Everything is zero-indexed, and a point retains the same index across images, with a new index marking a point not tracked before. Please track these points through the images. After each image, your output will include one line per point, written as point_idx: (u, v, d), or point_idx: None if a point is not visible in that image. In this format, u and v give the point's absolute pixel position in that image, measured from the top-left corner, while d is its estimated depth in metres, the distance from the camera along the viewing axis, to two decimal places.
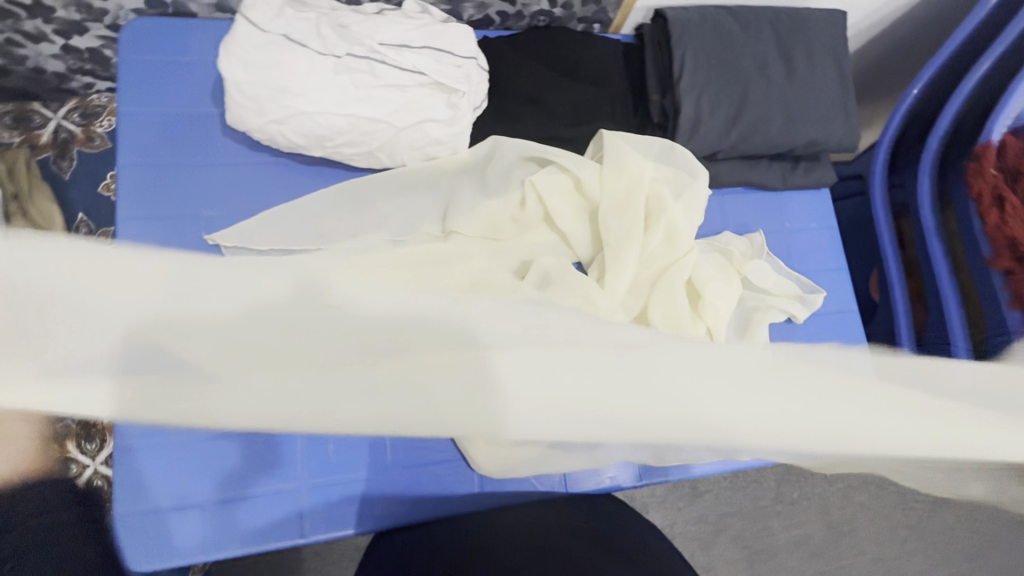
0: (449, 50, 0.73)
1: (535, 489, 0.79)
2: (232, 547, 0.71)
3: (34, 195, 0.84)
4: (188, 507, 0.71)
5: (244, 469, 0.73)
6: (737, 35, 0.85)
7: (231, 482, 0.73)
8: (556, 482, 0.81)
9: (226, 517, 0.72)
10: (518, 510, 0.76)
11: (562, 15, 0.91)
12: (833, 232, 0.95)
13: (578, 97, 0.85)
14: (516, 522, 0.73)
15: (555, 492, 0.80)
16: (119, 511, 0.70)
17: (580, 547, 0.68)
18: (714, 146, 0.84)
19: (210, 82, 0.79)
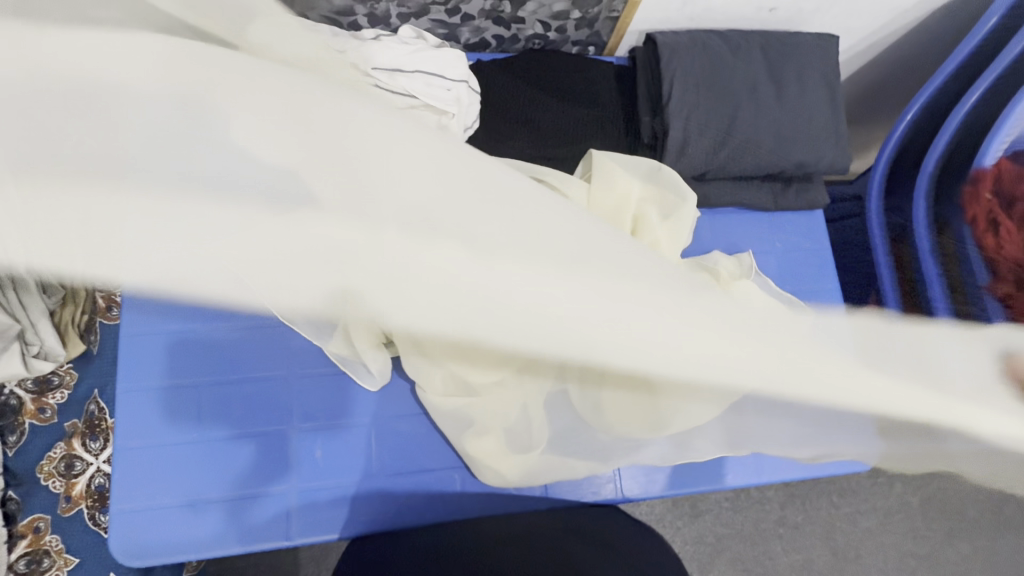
0: (441, 74, 0.76)
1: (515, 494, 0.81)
2: (234, 543, 0.74)
3: None
4: (195, 504, 0.74)
5: (251, 470, 0.76)
6: (727, 58, 0.87)
7: (237, 481, 0.76)
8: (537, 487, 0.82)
9: (232, 515, 0.74)
10: (501, 519, 0.78)
11: (556, 38, 0.94)
12: (827, 253, 0.95)
13: (570, 118, 0.87)
14: (496, 530, 0.75)
15: (535, 497, 0.81)
16: (132, 504, 0.73)
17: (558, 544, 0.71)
18: (702, 166, 0.86)
19: None
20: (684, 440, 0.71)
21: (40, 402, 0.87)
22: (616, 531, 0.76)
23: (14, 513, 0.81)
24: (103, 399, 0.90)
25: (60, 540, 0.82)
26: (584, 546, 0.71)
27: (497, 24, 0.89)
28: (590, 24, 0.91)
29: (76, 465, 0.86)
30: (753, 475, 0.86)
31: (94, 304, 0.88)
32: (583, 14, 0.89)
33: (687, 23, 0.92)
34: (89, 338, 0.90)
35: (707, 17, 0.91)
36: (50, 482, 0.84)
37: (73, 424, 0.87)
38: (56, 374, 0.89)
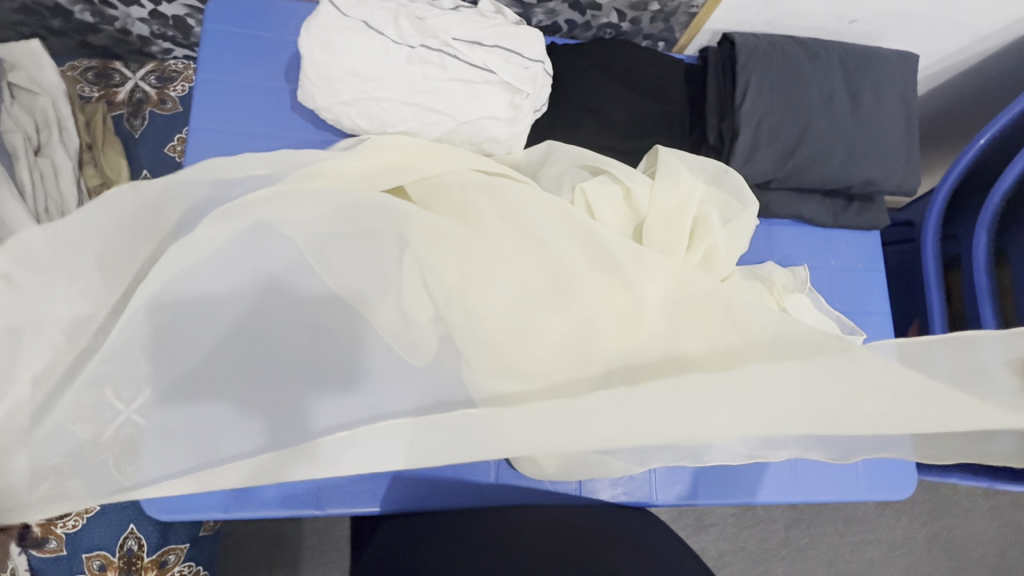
0: (518, 51, 0.74)
1: (550, 490, 0.80)
2: (274, 504, 0.73)
3: (107, 147, 0.88)
4: None
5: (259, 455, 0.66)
6: (804, 66, 0.85)
7: None
8: (571, 485, 0.81)
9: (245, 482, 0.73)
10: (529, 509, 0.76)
11: (628, 29, 0.92)
12: (880, 275, 0.94)
13: (637, 111, 0.86)
14: (518, 520, 0.73)
15: (569, 495, 0.81)
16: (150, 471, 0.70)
17: (575, 539, 0.68)
18: (767, 174, 0.84)
19: (285, 59, 0.82)
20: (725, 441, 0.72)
21: None
22: (640, 530, 0.73)
23: None
24: None
25: None
26: (604, 544, 0.68)
27: (573, 8, 0.87)
28: (666, 18, 0.90)
29: None
30: (789, 492, 0.83)
31: None
32: (662, 7, 0.87)
33: (763, 27, 0.91)
34: None
35: (786, 23, 0.90)
36: None
37: None
38: None
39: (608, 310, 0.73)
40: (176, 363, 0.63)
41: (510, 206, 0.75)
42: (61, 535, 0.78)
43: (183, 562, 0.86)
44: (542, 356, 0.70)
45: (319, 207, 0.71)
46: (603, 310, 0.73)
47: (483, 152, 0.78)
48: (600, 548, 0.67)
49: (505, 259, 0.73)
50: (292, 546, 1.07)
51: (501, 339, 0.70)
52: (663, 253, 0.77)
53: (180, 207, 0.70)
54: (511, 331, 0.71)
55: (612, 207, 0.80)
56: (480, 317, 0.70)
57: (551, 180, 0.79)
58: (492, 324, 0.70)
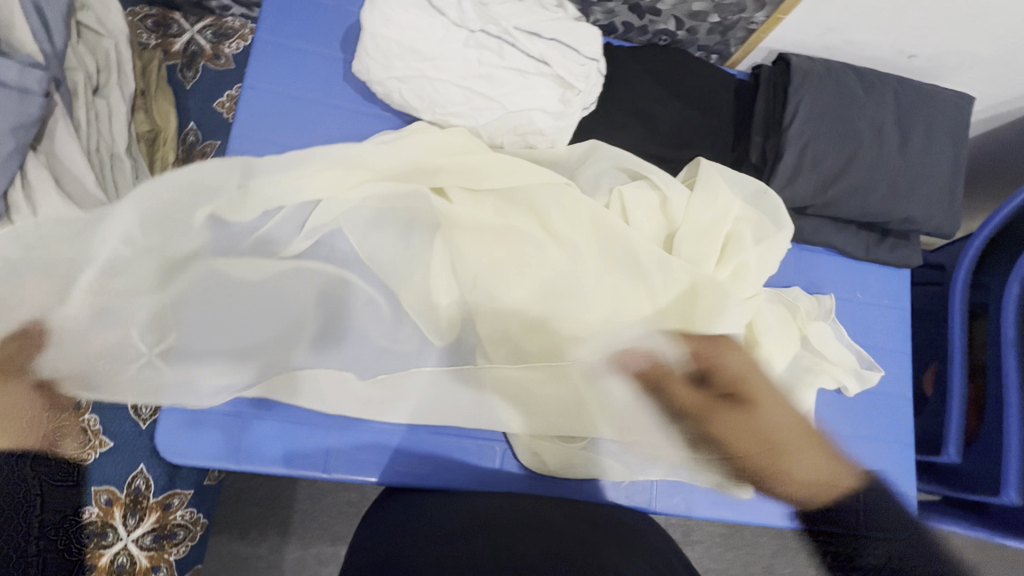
0: (575, 47, 0.74)
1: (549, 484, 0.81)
2: (278, 462, 0.74)
3: (158, 95, 0.89)
4: (215, 418, 0.74)
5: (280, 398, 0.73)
6: (857, 95, 0.84)
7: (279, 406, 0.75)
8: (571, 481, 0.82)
9: (235, 440, 0.73)
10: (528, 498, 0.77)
11: (684, 39, 0.92)
12: (905, 315, 0.93)
13: (683, 121, 0.86)
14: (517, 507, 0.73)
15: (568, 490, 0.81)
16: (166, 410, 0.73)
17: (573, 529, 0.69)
18: (806, 200, 0.83)
19: (343, 29, 0.83)
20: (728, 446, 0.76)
21: None
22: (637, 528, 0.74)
23: None
24: None
25: (98, 422, 0.82)
26: (601, 536, 0.69)
27: (631, 11, 0.87)
28: (724, 32, 0.89)
29: None
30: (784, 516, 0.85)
31: None
32: (722, 20, 0.86)
33: (820, 52, 0.90)
34: None
35: (843, 51, 0.89)
36: None
37: None
38: None
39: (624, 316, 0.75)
40: (199, 321, 0.71)
41: (541, 201, 0.76)
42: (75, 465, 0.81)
43: (187, 508, 0.88)
44: (550, 349, 0.73)
45: (368, 183, 0.73)
46: (615, 315, 0.75)
47: (526, 143, 0.79)
48: (598, 540, 0.68)
49: (533, 254, 0.74)
50: (285, 507, 1.09)
51: (514, 328, 0.73)
52: (695, 264, 0.77)
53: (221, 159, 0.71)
54: (526, 321, 0.73)
55: (645, 213, 0.79)
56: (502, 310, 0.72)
57: (589, 180, 0.80)
58: (506, 311, 0.73)
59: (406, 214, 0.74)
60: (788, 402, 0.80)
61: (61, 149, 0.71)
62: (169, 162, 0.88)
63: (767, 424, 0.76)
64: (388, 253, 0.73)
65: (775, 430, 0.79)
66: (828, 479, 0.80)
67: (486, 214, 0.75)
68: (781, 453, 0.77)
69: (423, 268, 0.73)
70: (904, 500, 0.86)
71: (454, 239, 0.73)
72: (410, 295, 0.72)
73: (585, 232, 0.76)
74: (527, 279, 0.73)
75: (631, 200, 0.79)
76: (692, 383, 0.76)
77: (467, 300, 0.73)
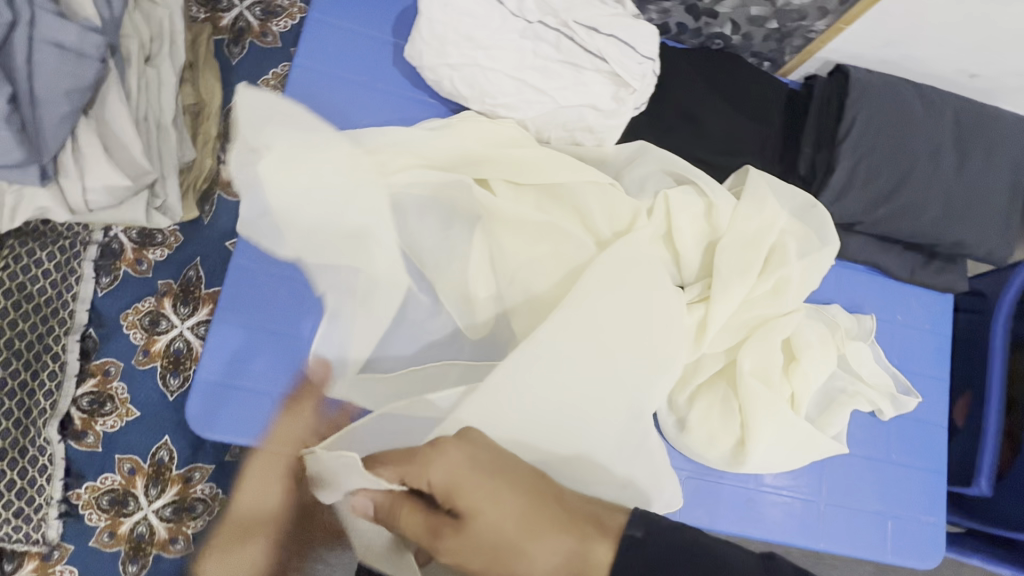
0: (633, 45, 0.73)
1: None
2: None
3: (205, 69, 0.90)
4: (243, 393, 0.70)
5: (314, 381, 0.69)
6: (916, 112, 0.82)
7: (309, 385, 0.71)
8: None
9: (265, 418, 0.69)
10: None
11: (738, 44, 0.90)
12: (945, 340, 0.90)
13: (733, 128, 0.84)
14: None
15: None
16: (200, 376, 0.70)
17: None
18: (855, 216, 0.81)
19: (394, 13, 0.82)
20: (758, 460, 0.75)
21: (140, 255, 0.88)
22: None
23: (89, 350, 0.84)
24: (202, 268, 0.88)
25: (124, 391, 0.84)
26: None
27: (688, 12, 0.85)
28: (780, 39, 0.87)
29: (161, 323, 0.86)
30: (812, 537, 0.79)
31: (218, 174, 0.90)
32: (780, 27, 0.85)
33: (878, 66, 0.88)
34: (204, 207, 0.89)
35: (902, 66, 0.87)
36: (131, 332, 0.86)
37: (168, 284, 0.87)
38: (161, 233, 0.89)
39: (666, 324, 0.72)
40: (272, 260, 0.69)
41: (587, 200, 0.74)
42: (99, 432, 0.82)
43: (206, 483, 0.83)
44: None
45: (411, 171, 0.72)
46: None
47: (573, 140, 0.77)
48: None
49: (575, 252, 0.73)
50: None
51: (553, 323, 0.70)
52: (740, 274, 0.75)
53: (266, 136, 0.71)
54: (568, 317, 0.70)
55: (692, 216, 0.77)
56: (539, 307, 0.70)
57: (634, 182, 0.78)
58: (545, 306, 0.71)
59: (450, 204, 0.73)
60: (508, 486, 0.46)
61: (110, 116, 0.71)
62: (211, 136, 0.89)
63: (484, 535, 0.45)
64: (427, 241, 0.72)
65: (808, 450, 0.77)
66: (576, 564, 0.45)
67: (532, 209, 0.73)
68: (510, 556, 0.45)
69: (466, 258, 0.72)
70: (933, 531, 0.84)
71: (499, 230, 0.72)
72: (448, 284, 0.72)
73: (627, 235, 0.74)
74: (569, 276, 0.72)
75: (680, 203, 0.76)
76: (415, 499, 0.48)
77: (506, 295, 0.71)
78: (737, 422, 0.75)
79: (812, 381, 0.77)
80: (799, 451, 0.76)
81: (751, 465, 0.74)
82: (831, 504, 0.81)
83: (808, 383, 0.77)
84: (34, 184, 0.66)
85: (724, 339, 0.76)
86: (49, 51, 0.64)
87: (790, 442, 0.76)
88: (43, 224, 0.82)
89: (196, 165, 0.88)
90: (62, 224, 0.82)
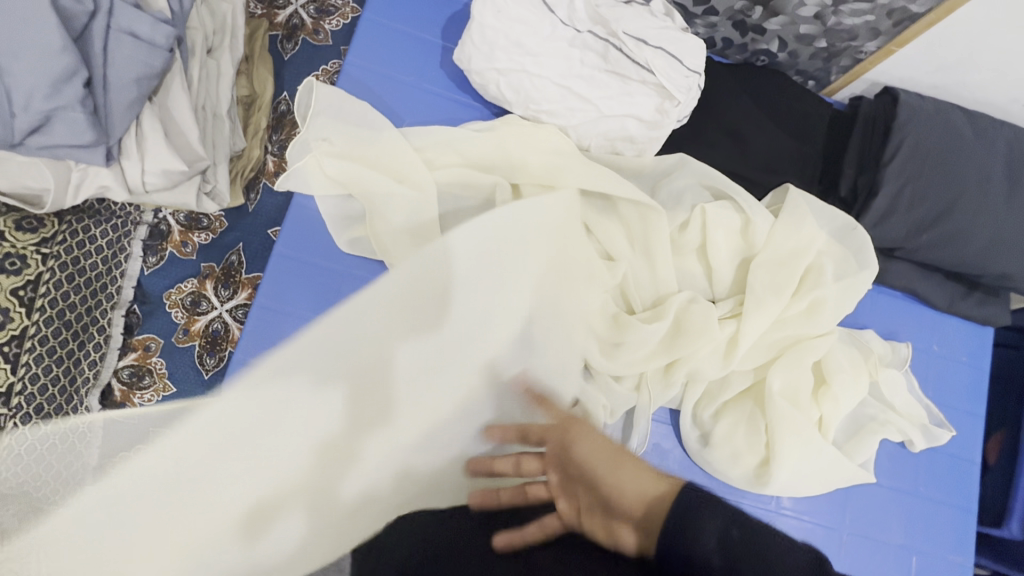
0: (680, 58, 0.73)
1: None
2: None
3: (260, 63, 0.93)
4: None
5: None
6: (966, 138, 0.80)
7: None
8: None
9: None
10: None
11: (784, 61, 0.89)
12: (983, 375, 0.88)
13: (775, 145, 0.84)
14: None
15: None
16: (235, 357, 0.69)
17: None
18: (896, 241, 0.80)
19: (444, 17, 0.84)
20: (782, 482, 0.73)
21: (186, 237, 0.92)
22: None
23: (133, 325, 0.87)
24: (244, 254, 0.92)
25: (163, 366, 0.87)
26: None
27: (736, 27, 0.85)
28: (828, 58, 0.87)
29: (202, 304, 0.90)
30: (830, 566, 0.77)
31: (264, 164, 0.93)
32: (829, 46, 0.84)
33: (928, 91, 0.86)
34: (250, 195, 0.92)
35: (954, 92, 0.85)
36: (173, 311, 0.89)
37: (211, 267, 0.91)
38: (207, 217, 0.93)
39: (693, 339, 0.71)
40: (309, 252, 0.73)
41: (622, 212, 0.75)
42: (137, 404, 0.85)
43: None
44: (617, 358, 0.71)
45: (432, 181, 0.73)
46: (683, 335, 0.72)
47: (613, 149, 0.78)
48: None
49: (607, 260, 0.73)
50: None
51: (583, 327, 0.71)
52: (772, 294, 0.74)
53: (316, 129, 0.74)
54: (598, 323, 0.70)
55: (728, 232, 0.77)
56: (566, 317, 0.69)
57: (668, 198, 0.77)
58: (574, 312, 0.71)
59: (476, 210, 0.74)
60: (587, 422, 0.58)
61: (171, 102, 0.74)
62: (261, 126, 0.92)
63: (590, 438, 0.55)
64: None
65: (834, 475, 0.75)
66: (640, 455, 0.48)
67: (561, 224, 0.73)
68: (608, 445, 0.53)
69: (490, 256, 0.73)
70: (960, 570, 0.81)
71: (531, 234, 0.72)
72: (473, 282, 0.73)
73: (662, 246, 0.74)
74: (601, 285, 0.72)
75: (717, 219, 0.76)
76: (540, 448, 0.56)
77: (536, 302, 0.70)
78: (763, 442, 0.74)
79: (842, 405, 0.75)
80: (826, 475, 0.75)
81: (774, 487, 0.73)
82: (854, 533, 0.79)
83: (837, 406, 0.75)
84: (99, 165, 0.69)
85: (754, 356, 0.75)
86: (124, 39, 0.67)
87: (818, 467, 0.74)
88: (100, 202, 0.87)
89: (245, 154, 0.91)
90: (116, 203, 0.87)
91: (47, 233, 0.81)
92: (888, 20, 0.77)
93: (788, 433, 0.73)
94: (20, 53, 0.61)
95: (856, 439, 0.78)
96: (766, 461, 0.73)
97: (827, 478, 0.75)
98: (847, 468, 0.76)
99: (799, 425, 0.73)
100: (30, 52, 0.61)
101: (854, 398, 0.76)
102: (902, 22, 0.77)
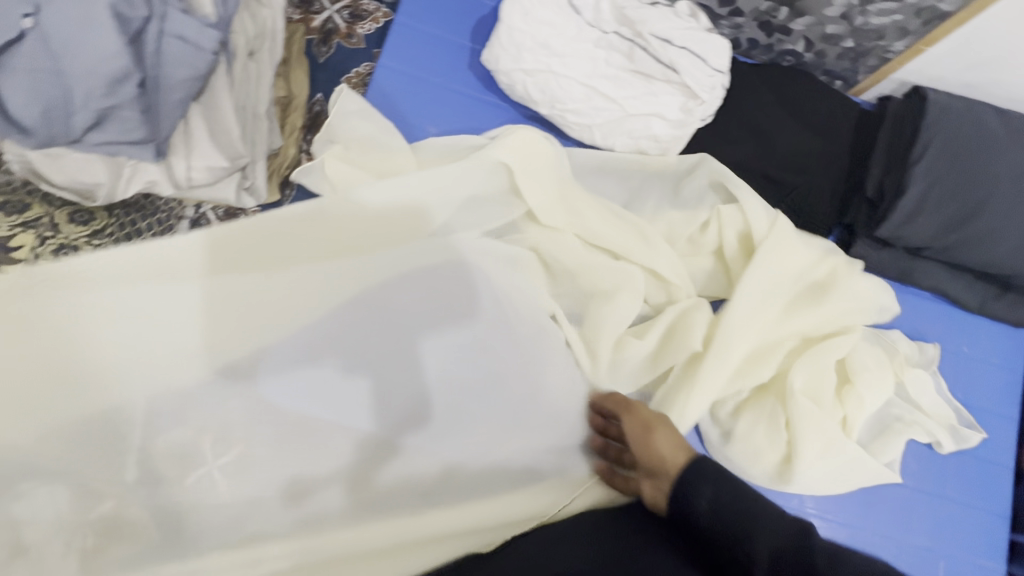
0: (704, 58, 0.74)
1: None
2: None
3: (297, 66, 0.97)
4: None
5: None
6: (999, 137, 0.79)
7: None
8: None
9: None
10: None
11: (810, 61, 0.89)
12: (1015, 378, 0.86)
13: (800, 144, 0.84)
14: None
15: None
16: None
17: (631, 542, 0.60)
18: (924, 240, 0.79)
19: (473, 21, 0.87)
20: (805, 481, 0.73)
21: None
22: None
23: None
24: None
25: None
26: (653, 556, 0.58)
27: (761, 28, 0.86)
28: (855, 58, 0.86)
29: None
30: None
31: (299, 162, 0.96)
32: (856, 45, 0.84)
33: (959, 90, 0.86)
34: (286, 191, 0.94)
35: (986, 91, 0.84)
36: None
37: None
38: (245, 213, 0.97)
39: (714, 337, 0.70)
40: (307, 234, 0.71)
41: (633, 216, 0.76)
42: None
43: None
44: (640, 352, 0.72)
45: (410, 174, 0.70)
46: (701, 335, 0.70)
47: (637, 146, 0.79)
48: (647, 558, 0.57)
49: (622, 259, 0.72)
50: None
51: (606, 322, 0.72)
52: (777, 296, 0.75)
53: (350, 127, 0.77)
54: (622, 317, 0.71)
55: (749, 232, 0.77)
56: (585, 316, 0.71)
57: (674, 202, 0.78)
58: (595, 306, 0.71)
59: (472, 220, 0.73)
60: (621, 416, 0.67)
61: (216, 102, 0.78)
62: (297, 126, 0.96)
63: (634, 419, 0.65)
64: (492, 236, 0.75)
65: (858, 475, 0.75)
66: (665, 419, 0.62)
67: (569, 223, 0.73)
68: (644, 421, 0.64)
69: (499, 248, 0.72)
70: None
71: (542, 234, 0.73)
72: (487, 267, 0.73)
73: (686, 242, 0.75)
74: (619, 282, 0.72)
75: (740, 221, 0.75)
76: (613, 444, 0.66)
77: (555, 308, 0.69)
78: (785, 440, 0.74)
79: (867, 404, 0.75)
80: (850, 474, 0.75)
81: (797, 485, 0.73)
82: (878, 535, 0.78)
83: (863, 405, 0.75)
84: (148, 160, 0.74)
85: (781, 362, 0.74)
86: (174, 43, 0.72)
87: (842, 466, 0.74)
88: (145, 198, 0.92)
89: (281, 152, 0.94)
90: (160, 198, 0.92)
91: (99, 227, 0.87)
92: (917, 19, 0.77)
93: (812, 431, 0.72)
94: (80, 55, 0.65)
95: (881, 438, 0.78)
96: (788, 458, 0.73)
97: (851, 477, 0.75)
98: (872, 468, 0.75)
99: (822, 423, 0.73)
100: (89, 55, 0.65)
101: (879, 398, 0.75)
102: (931, 21, 0.77)
